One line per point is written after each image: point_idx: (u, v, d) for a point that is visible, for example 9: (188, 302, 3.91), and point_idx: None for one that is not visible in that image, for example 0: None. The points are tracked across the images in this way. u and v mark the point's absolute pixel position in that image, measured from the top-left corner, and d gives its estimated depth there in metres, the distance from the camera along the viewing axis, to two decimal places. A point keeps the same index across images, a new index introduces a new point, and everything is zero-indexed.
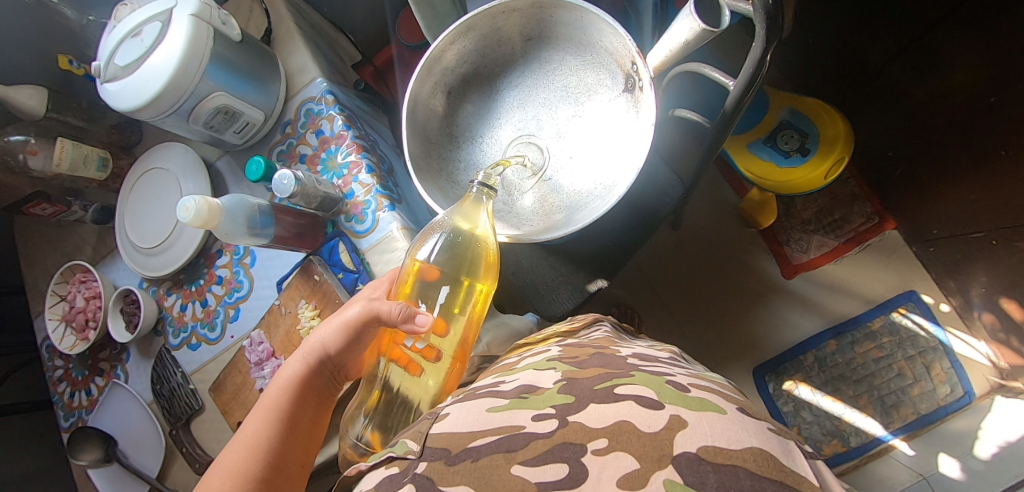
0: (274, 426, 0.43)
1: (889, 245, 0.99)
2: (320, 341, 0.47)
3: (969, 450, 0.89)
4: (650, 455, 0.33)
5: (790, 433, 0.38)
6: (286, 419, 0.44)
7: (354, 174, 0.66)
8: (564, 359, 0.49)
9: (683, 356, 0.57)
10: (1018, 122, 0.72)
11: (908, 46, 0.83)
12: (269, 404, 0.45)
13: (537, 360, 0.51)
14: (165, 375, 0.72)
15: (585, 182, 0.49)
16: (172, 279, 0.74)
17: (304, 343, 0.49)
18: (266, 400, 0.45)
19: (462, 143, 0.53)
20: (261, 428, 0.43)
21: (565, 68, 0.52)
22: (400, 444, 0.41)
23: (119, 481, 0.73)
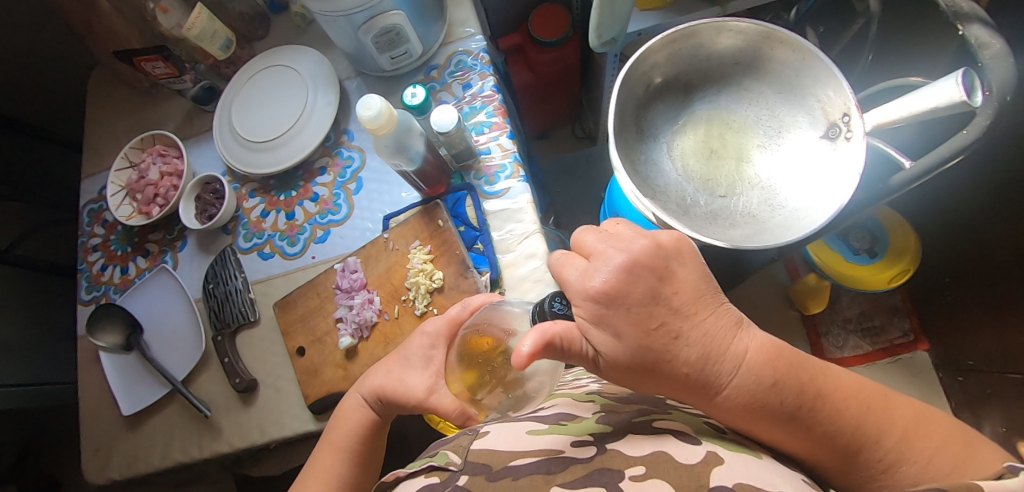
0: (343, 465, 0.50)
1: (916, 365, 1.02)
2: (375, 389, 0.52)
3: None
4: (687, 485, 0.31)
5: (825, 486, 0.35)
6: (352, 457, 0.51)
7: (494, 135, 0.65)
8: (602, 394, 0.47)
9: None
10: None
11: (997, 187, 0.79)
12: (338, 442, 0.52)
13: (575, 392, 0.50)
14: (221, 277, 0.67)
15: (763, 208, 0.50)
16: (257, 182, 0.70)
17: (359, 387, 0.54)
18: (336, 441, 0.52)
19: (645, 136, 0.53)
20: (332, 464, 0.50)
21: (763, 100, 0.53)
22: (440, 456, 0.40)
23: (132, 373, 0.67)
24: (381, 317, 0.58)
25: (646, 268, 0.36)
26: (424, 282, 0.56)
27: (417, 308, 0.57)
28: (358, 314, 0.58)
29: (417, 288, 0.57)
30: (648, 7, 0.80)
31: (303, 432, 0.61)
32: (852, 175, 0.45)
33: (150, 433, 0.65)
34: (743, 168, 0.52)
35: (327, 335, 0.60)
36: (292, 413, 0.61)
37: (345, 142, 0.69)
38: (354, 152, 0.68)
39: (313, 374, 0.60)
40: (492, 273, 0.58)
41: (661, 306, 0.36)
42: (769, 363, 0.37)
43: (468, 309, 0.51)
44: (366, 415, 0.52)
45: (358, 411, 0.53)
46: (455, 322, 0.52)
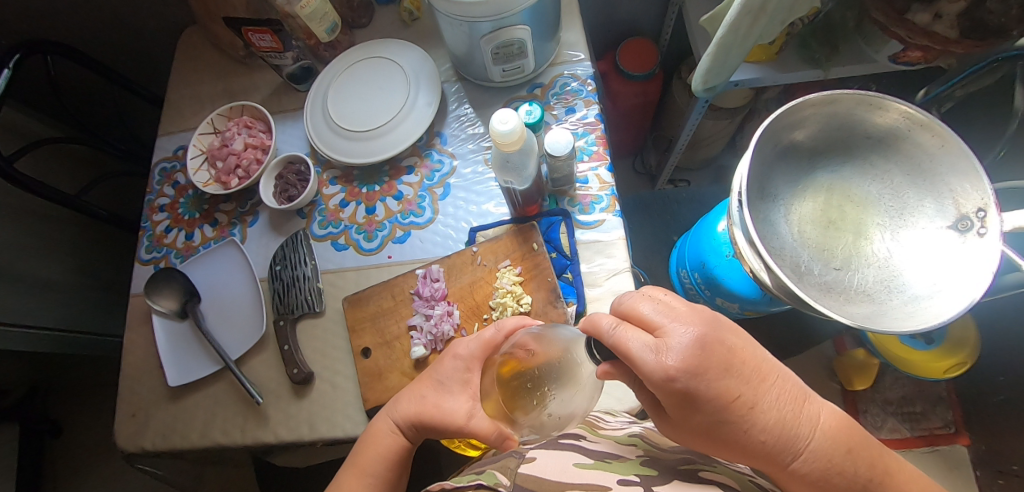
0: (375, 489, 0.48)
1: (953, 459, 1.00)
2: (410, 412, 0.49)
3: None
4: None
5: None
6: (385, 481, 0.49)
7: (593, 164, 0.63)
8: (646, 438, 0.45)
9: None
10: None
11: None
12: (366, 466, 0.48)
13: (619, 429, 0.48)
14: (291, 260, 0.65)
15: (879, 288, 0.49)
16: (339, 169, 0.69)
17: (390, 411, 0.50)
18: (365, 464, 0.48)
19: (765, 194, 0.53)
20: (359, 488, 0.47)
21: (889, 179, 0.51)
22: (487, 474, 0.37)
23: (183, 343, 0.65)
24: (459, 332, 0.56)
25: (719, 341, 0.35)
26: (511, 305, 0.55)
27: None
28: (436, 325, 0.56)
29: (503, 309, 0.55)
30: (752, 58, 0.79)
31: (355, 436, 0.59)
32: (983, 270, 0.42)
33: (193, 408, 0.63)
34: (861, 243, 0.51)
35: (397, 339, 0.58)
36: (346, 413, 0.59)
37: (437, 145, 0.68)
38: (445, 157, 0.67)
39: (377, 378, 0.58)
40: (579, 305, 0.57)
41: (734, 376, 0.34)
42: (845, 431, 0.35)
43: (502, 331, 0.49)
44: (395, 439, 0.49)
45: (388, 435, 0.49)
46: (489, 345, 0.50)
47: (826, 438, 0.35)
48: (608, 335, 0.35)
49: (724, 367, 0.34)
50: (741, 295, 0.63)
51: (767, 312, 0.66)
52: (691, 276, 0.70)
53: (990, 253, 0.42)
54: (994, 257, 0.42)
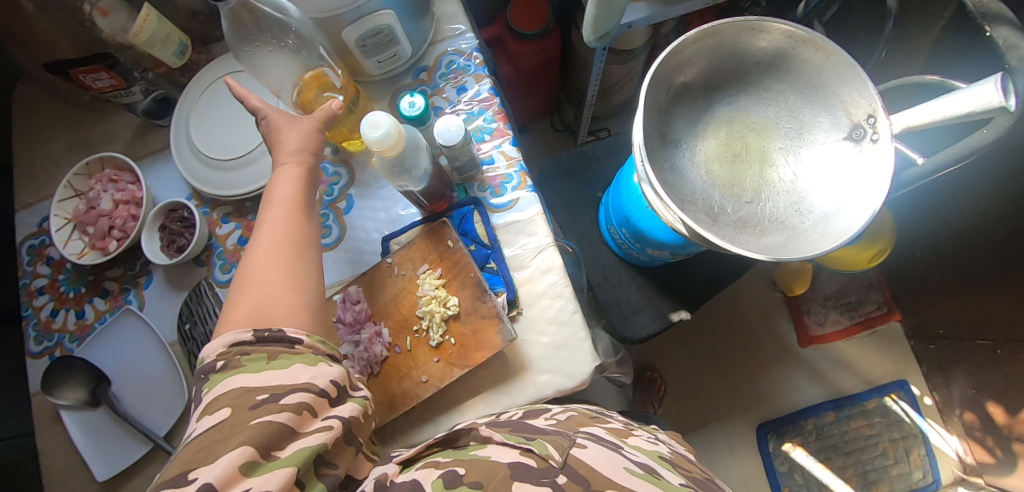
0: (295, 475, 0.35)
1: (891, 336, 1.10)
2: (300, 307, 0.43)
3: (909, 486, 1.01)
4: None
5: None
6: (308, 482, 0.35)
7: (496, 142, 0.60)
8: (676, 465, 0.43)
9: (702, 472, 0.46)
10: None
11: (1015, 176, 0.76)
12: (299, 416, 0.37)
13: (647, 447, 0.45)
14: (199, 315, 0.59)
15: (791, 213, 0.49)
16: (228, 205, 0.62)
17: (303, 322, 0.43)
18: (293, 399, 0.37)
19: (666, 142, 0.52)
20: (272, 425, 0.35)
21: (784, 101, 0.51)
22: (539, 441, 0.39)
23: (104, 430, 0.59)
24: (392, 351, 0.53)
25: None
26: (438, 310, 0.52)
27: (432, 338, 0.52)
28: (366, 348, 0.53)
29: (431, 317, 0.52)
30: None
31: None
32: (881, 176, 0.43)
33: None
34: (767, 172, 0.51)
35: None
36: None
37: (327, 156, 0.62)
38: (340, 167, 0.62)
39: None
40: (509, 293, 0.55)
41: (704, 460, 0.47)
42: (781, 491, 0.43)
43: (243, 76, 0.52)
44: (302, 167, 0.49)
45: (288, 166, 0.48)
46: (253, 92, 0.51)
47: None
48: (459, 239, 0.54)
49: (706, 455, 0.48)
50: (669, 242, 0.62)
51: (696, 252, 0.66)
52: (620, 232, 0.69)
53: (886, 158, 0.43)
54: (890, 162, 0.43)
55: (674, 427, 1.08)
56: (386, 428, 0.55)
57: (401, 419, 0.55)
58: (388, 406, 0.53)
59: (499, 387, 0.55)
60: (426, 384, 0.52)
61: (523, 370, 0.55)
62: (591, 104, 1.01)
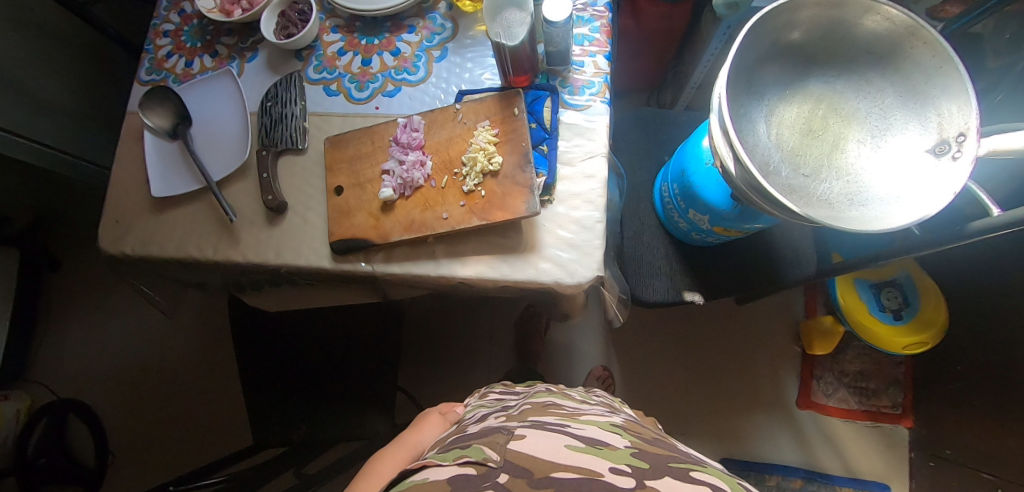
0: None
1: (893, 438, 1.02)
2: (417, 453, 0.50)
3: None
4: None
5: None
6: None
7: (592, 50, 0.62)
8: (628, 430, 0.44)
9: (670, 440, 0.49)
10: None
11: None
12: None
13: (599, 419, 0.46)
14: (282, 98, 0.66)
15: (841, 198, 0.49)
16: (342, 20, 0.69)
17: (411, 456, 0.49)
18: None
19: (751, 91, 0.52)
20: None
21: (880, 97, 0.50)
22: (475, 449, 0.38)
23: (172, 161, 0.67)
24: (427, 183, 0.58)
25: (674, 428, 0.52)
26: (481, 161, 0.56)
27: (465, 184, 0.56)
28: (408, 170, 0.58)
29: (473, 165, 0.56)
30: None
31: (317, 269, 0.62)
32: (944, 191, 0.43)
33: (172, 222, 0.66)
34: (835, 155, 0.51)
35: (369, 183, 0.60)
36: (312, 246, 0.62)
37: (441, 8, 0.67)
38: (447, 22, 0.66)
39: (345, 215, 0.60)
40: (548, 178, 0.58)
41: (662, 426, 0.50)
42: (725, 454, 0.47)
43: None
44: None
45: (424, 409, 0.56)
46: None
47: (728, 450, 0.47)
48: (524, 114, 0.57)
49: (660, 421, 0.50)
50: (712, 205, 0.63)
51: (735, 231, 0.67)
52: (670, 188, 0.71)
53: (957, 177, 0.43)
54: (960, 180, 0.42)
55: None
56: (394, 251, 0.60)
57: (410, 249, 0.60)
58: (404, 227, 0.57)
59: (503, 257, 0.58)
60: (445, 222, 0.56)
61: (531, 252, 0.58)
62: (692, 89, 1.00)
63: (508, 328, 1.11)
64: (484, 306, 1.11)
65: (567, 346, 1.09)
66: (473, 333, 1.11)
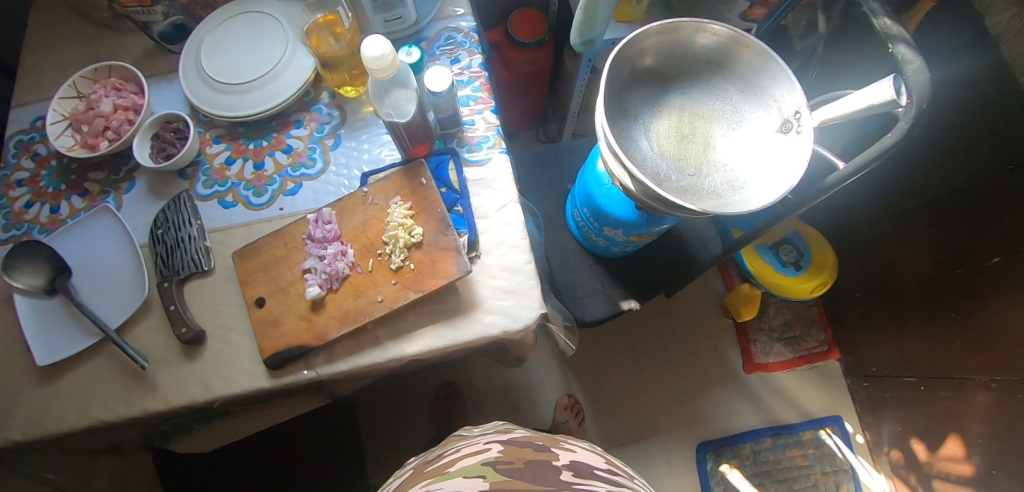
0: None
1: (829, 373, 1.14)
2: None
3: None
4: None
5: None
6: None
7: (479, 108, 0.66)
8: (496, 465, 0.48)
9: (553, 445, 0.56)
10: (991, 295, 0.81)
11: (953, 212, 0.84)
12: None
13: (471, 462, 0.50)
14: (173, 223, 0.62)
15: (725, 187, 0.55)
16: (223, 129, 0.67)
17: None
18: None
19: (625, 115, 0.58)
20: None
21: (728, 96, 0.58)
22: None
23: (55, 321, 0.60)
24: (353, 270, 0.57)
25: (555, 439, 0.59)
26: (403, 236, 0.56)
27: (392, 262, 0.56)
28: (330, 263, 0.56)
29: (395, 242, 0.57)
30: (622, 18, 0.83)
31: (254, 390, 0.57)
32: (801, 161, 0.50)
33: (69, 389, 0.58)
34: (709, 152, 0.58)
35: (292, 286, 0.58)
36: (243, 368, 0.57)
37: (323, 99, 0.67)
38: (333, 110, 0.67)
39: (273, 325, 0.57)
40: (470, 235, 0.59)
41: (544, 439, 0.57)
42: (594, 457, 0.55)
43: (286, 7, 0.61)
44: None
45: None
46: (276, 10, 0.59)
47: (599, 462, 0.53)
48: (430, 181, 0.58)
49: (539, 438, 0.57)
50: (623, 220, 0.68)
51: (648, 237, 0.72)
52: (581, 213, 0.75)
53: (805, 147, 0.50)
54: (809, 150, 0.50)
55: (614, 436, 1.09)
56: (335, 347, 0.58)
57: (351, 341, 0.58)
58: (340, 320, 0.56)
59: (447, 322, 0.58)
60: (380, 304, 0.56)
61: (473, 308, 0.59)
62: (573, 117, 1.08)
63: (464, 385, 1.08)
64: (434, 371, 1.07)
65: (526, 385, 1.09)
66: (429, 401, 1.07)
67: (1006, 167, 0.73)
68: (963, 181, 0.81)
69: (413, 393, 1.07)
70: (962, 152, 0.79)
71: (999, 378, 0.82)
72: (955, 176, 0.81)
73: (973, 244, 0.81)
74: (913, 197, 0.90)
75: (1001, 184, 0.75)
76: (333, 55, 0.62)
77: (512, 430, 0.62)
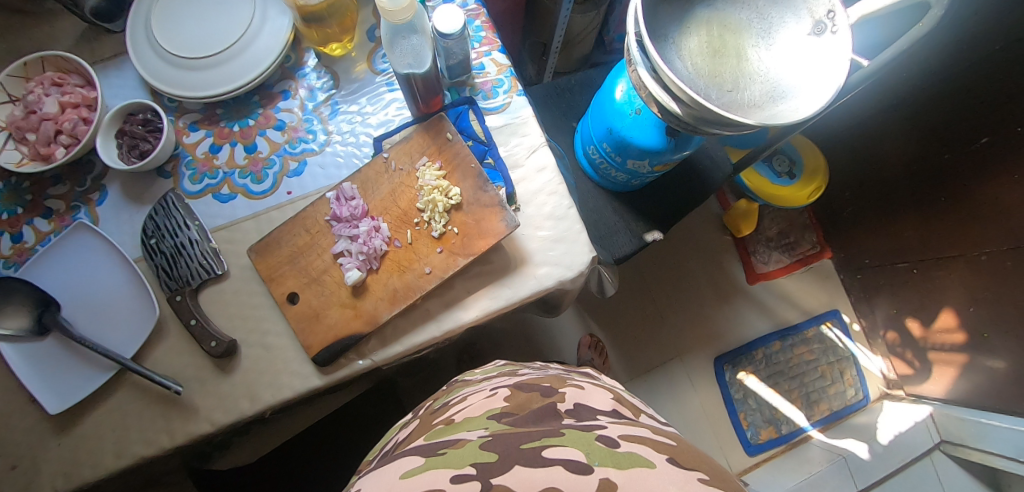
0: None
1: (823, 271, 1.20)
2: None
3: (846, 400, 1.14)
4: None
5: (717, 481, 0.37)
6: None
7: (486, 50, 0.60)
8: (499, 416, 0.45)
9: (560, 383, 0.54)
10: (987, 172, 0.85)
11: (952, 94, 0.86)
12: None
13: (476, 412, 0.47)
14: (168, 228, 0.54)
15: (766, 99, 0.53)
16: (198, 113, 0.59)
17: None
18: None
19: (654, 35, 0.55)
20: None
21: (754, 4, 0.55)
22: None
23: (54, 364, 0.52)
24: (392, 245, 0.52)
25: (561, 378, 0.56)
26: (441, 199, 0.52)
27: (434, 229, 0.52)
28: (365, 241, 0.51)
29: (433, 207, 0.52)
30: None
31: (307, 392, 0.53)
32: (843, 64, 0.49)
33: (93, 430, 0.51)
34: (743, 64, 0.55)
35: (325, 274, 0.52)
36: (291, 370, 0.52)
37: (308, 63, 0.60)
38: (321, 74, 0.60)
39: (315, 320, 0.52)
40: (507, 188, 0.55)
41: (551, 379, 0.55)
42: (607, 393, 0.53)
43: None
44: None
45: None
46: None
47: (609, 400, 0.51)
48: (454, 137, 0.53)
49: (544, 379, 0.55)
50: (649, 149, 0.66)
51: (671, 164, 0.70)
52: (599, 148, 0.71)
53: (844, 51, 0.49)
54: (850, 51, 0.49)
55: (636, 368, 1.12)
56: (386, 330, 0.53)
57: (401, 320, 0.54)
58: (390, 301, 0.51)
59: (499, 282, 0.55)
60: (430, 276, 0.51)
61: (524, 263, 0.55)
62: (555, 52, 1.02)
63: (486, 346, 1.07)
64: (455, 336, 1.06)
65: (546, 334, 1.09)
66: (454, 368, 1.05)
67: (996, 48, 0.77)
68: (955, 67, 0.84)
69: (438, 361, 1.05)
70: (956, 38, 0.82)
71: (990, 250, 0.88)
72: (943, 65, 0.85)
73: (963, 126, 0.86)
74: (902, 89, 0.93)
75: (993, 63, 0.78)
76: (315, 7, 0.54)
77: (518, 372, 0.60)
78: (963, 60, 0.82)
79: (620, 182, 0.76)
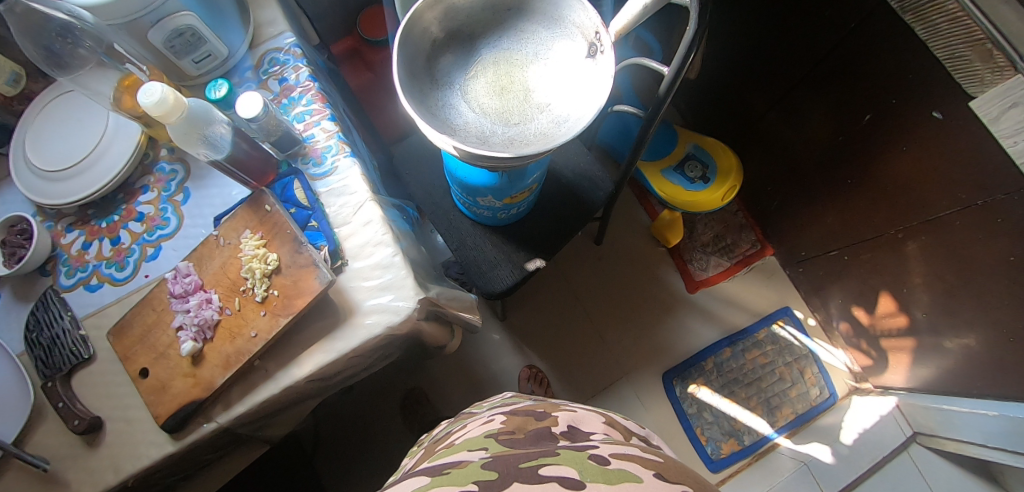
0: None
1: (769, 268, 1.16)
2: None
3: (811, 402, 1.07)
4: None
5: None
6: None
7: (316, 120, 0.65)
8: (498, 436, 0.46)
9: (555, 407, 0.54)
10: (883, 149, 0.82)
11: (828, 79, 0.85)
12: None
13: (475, 435, 0.48)
14: (45, 321, 0.61)
15: (550, 125, 0.55)
16: (74, 216, 0.66)
17: None
18: None
19: (438, 83, 0.57)
20: None
21: (536, 37, 0.57)
22: None
23: None
24: (223, 314, 0.57)
25: (551, 404, 0.56)
26: (258, 267, 0.56)
27: (256, 295, 0.56)
28: (195, 314, 0.56)
29: (253, 274, 0.57)
30: None
31: (164, 457, 0.57)
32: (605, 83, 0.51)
33: None
34: (531, 96, 0.57)
35: (170, 347, 0.57)
36: (148, 440, 0.57)
37: (163, 156, 0.67)
38: (174, 164, 0.66)
39: (162, 391, 0.56)
40: (330, 246, 0.60)
41: (546, 403, 0.55)
42: (600, 416, 0.53)
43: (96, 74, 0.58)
44: None
45: None
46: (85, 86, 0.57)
47: (605, 424, 0.51)
48: (272, 209, 0.58)
49: (540, 403, 0.55)
50: (485, 186, 0.68)
51: (521, 196, 0.72)
52: (456, 190, 0.75)
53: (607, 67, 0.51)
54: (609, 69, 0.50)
55: (584, 392, 1.10)
56: (231, 393, 0.58)
57: (245, 382, 0.58)
58: (223, 366, 0.56)
59: (331, 335, 0.58)
60: (256, 339, 0.56)
61: (353, 314, 0.58)
62: None
63: (427, 389, 1.09)
64: (396, 381, 1.10)
65: (486, 369, 1.10)
66: (397, 414, 1.08)
67: (851, 25, 0.76)
68: (823, 48, 0.83)
69: (380, 409, 1.08)
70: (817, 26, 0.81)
71: (903, 227, 0.85)
72: (814, 50, 0.85)
73: (849, 108, 0.84)
74: (790, 80, 0.92)
75: (851, 45, 0.78)
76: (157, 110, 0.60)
77: (504, 405, 0.60)
78: (829, 43, 0.81)
79: (489, 219, 0.80)
